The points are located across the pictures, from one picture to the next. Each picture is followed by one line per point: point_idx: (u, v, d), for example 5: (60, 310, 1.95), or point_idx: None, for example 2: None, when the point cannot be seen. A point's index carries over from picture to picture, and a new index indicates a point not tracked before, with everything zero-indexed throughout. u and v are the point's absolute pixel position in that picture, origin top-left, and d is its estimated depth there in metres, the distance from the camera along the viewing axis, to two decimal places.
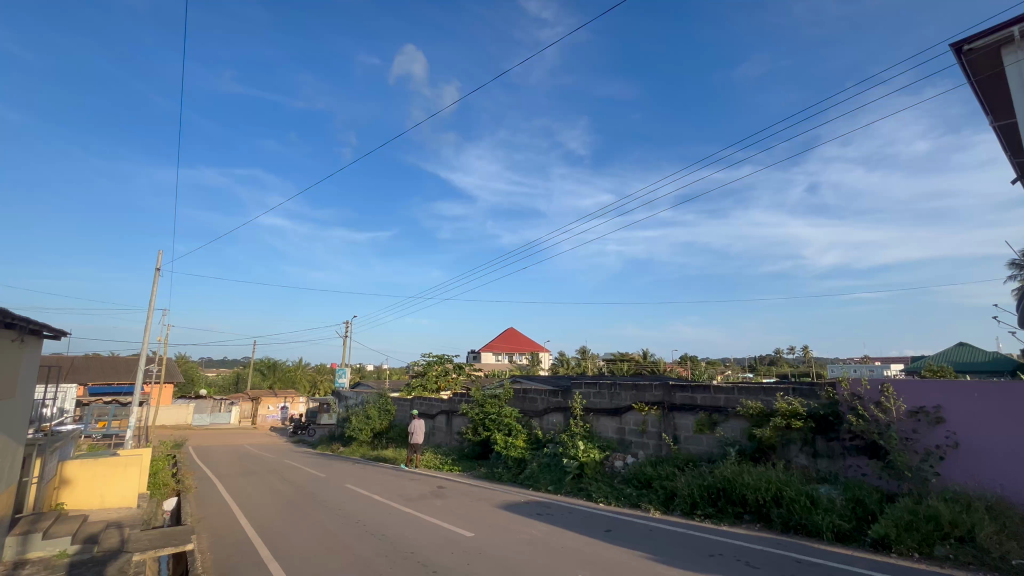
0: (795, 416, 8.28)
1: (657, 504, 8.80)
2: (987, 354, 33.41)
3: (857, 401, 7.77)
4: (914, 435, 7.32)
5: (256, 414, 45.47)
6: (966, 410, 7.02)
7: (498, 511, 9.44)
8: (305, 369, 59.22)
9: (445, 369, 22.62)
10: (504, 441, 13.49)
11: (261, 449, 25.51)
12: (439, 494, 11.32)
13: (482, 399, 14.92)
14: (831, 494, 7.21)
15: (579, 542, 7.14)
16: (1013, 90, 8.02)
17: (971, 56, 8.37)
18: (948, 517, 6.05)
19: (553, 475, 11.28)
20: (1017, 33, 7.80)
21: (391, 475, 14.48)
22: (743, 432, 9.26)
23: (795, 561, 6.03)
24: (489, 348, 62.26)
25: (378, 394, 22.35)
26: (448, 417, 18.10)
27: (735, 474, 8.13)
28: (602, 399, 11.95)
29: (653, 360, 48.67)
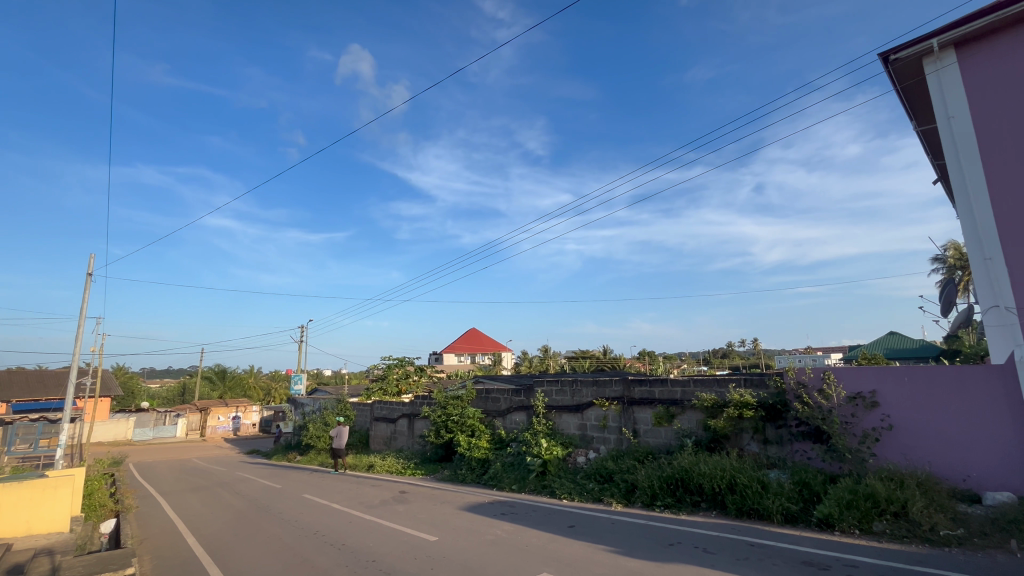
0: (746, 406, 8.64)
1: (619, 497, 8.99)
2: (916, 342, 36.19)
3: (802, 388, 8.19)
4: (853, 419, 7.82)
5: (205, 426, 43.18)
6: (898, 393, 7.56)
7: (461, 513, 9.35)
8: (257, 377, 56.84)
9: (406, 372, 22.30)
10: (466, 442, 13.38)
11: (210, 462, 24.24)
12: (401, 499, 11.11)
13: (444, 400, 14.75)
14: (780, 478, 7.57)
15: (542, 539, 7.17)
16: (934, 97, 8.65)
17: (897, 64, 9.02)
18: (884, 495, 6.47)
19: (516, 473, 11.29)
20: (936, 45, 8.45)
21: (351, 482, 14.09)
22: (699, 423, 9.59)
23: (749, 544, 6.28)
24: (450, 350, 61.64)
25: (336, 400, 21.82)
26: (410, 420, 17.82)
27: (691, 464, 8.42)
28: (563, 396, 12.09)
29: (614, 357, 49.62)
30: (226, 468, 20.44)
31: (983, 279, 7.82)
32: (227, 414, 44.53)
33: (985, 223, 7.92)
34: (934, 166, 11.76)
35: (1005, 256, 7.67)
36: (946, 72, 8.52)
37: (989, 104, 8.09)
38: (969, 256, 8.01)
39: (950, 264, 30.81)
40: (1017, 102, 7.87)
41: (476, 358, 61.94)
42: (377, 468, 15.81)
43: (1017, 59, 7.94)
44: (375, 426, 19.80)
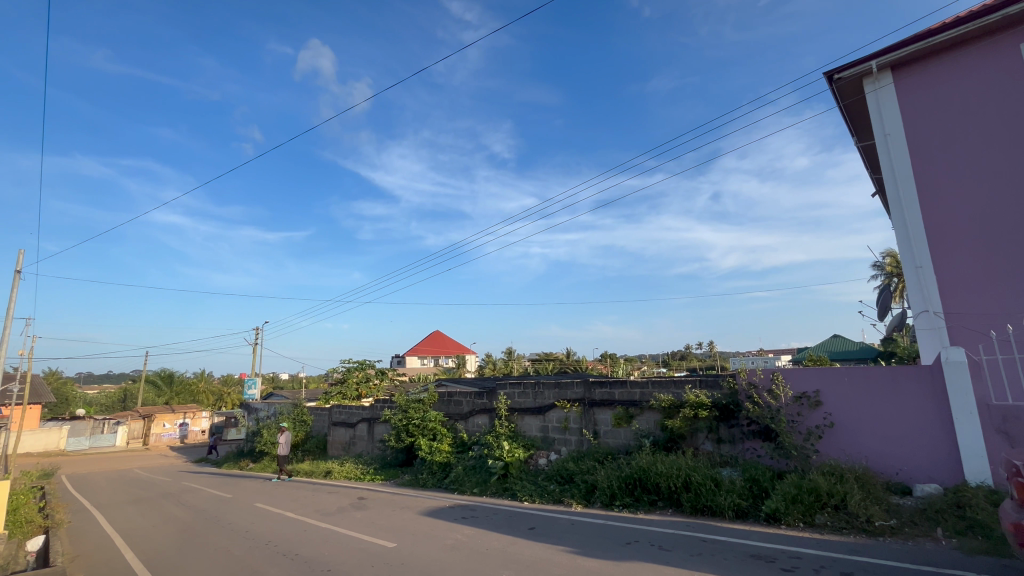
0: (701, 407, 8.97)
1: (578, 497, 9.12)
2: (857, 345, 38.46)
3: (753, 389, 8.57)
4: (799, 417, 8.26)
5: (149, 434, 40.74)
6: (840, 393, 8.04)
7: (421, 518, 9.25)
8: (208, 382, 54.20)
9: (367, 375, 21.83)
10: (428, 445, 13.22)
11: (153, 472, 22.93)
12: (359, 505, 10.86)
13: (405, 404, 14.47)
14: (732, 476, 7.90)
15: (503, 542, 7.19)
16: (873, 115, 9.29)
17: (840, 83, 9.65)
18: (826, 489, 6.87)
19: (478, 477, 11.23)
20: (874, 67, 9.09)
21: (307, 489, 13.63)
22: (657, 424, 9.87)
23: (702, 540, 6.52)
24: (413, 353, 60.74)
25: (293, 405, 21.13)
26: (370, 424, 17.47)
27: (649, 464, 8.65)
28: (526, 398, 12.18)
29: (576, 359, 50.27)
30: (171, 478, 19.38)
31: (915, 285, 8.44)
32: (173, 421, 42.12)
33: (916, 234, 8.56)
34: (874, 178, 12.59)
35: (934, 265, 8.32)
36: (883, 92, 9.17)
37: (920, 123, 8.76)
38: (903, 263, 8.62)
39: (889, 272, 32.94)
40: (945, 124, 8.56)
41: (439, 361, 61.34)
42: (334, 475, 15.38)
43: (945, 83, 8.65)
44: (333, 431, 19.30)
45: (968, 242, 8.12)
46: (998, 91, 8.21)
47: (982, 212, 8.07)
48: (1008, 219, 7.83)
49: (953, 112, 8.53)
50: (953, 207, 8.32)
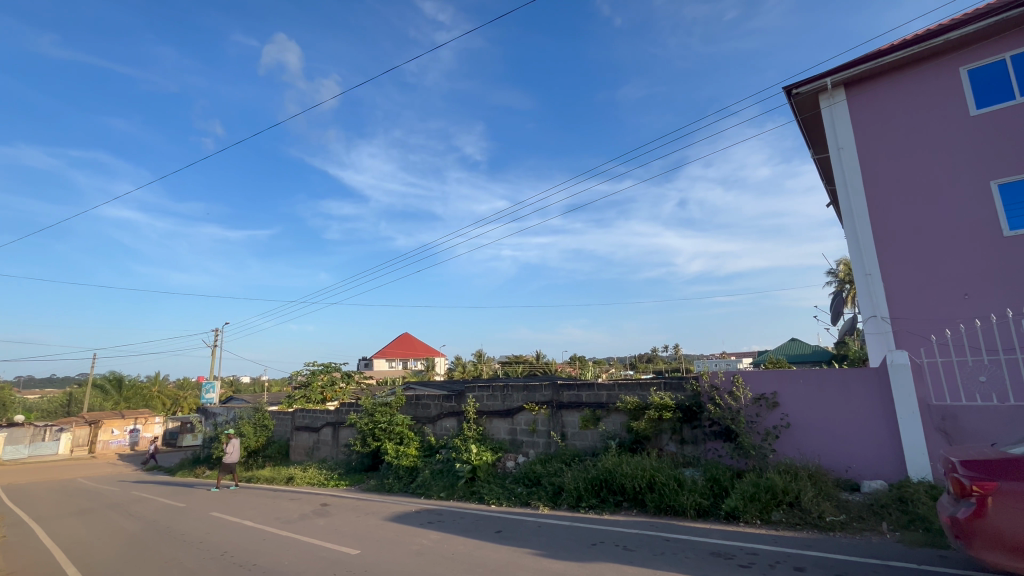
0: (665, 408, 9.19)
1: (545, 500, 9.15)
2: (813, 348, 40.16)
3: (715, 391, 8.84)
4: (757, 418, 8.58)
5: (96, 441, 38.50)
6: (795, 394, 8.39)
7: (386, 523, 9.10)
8: (161, 386, 51.70)
9: (332, 378, 21.32)
10: (395, 450, 13.00)
11: (100, 481, 21.68)
12: (322, 512, 10.58)
13: (371, 408, 14.12)
14: (694, 476, 8.12)
15: (469, 546, 7.16)
16: (828, 129, 10.35)
17: (799, 98, 10.65)
18: (781, 487, 7.15)
19: (445, 481, 11.11)
20: (829, 84, 10.12)
21: (267, 497, 13.18)
22: (623, 425, 10.05)
23: (664, 539, 6.66)
24: (381, 356, 59.74)
25: (253, 409, 20.39)
26: (334, 428, 17.07)
27: (615, 465, 8.79)
28: (494, 401, 12.19)
29: (545, 362, 50.54)
30: (120, 488, 18.37)
31: (865, 291, 9.51)
32: (123, 427, 39.94)
33: (865, 243, 9.62)
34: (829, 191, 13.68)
35: (880, 274, 9.41)
36: (837, 108, 10.24)
37: (870, 139, 9.85)
38: (855, 271, 9.67)
39: (842, 279, 34.60)
40: (892, 141, 9.65)
41: (408, 364, 60.52)
42: (296, 481, 14.91)
43: (891, 102, 9.74)
44: (296, 436, 18.76)
45: (910, 249, 9.23)
46: (934, 122, 9.32)
47: (921, 222, 9.19)
48: (943, 230, 8.99)
49: (896, 138, 9.62)
50: (896, 217, 9.43)
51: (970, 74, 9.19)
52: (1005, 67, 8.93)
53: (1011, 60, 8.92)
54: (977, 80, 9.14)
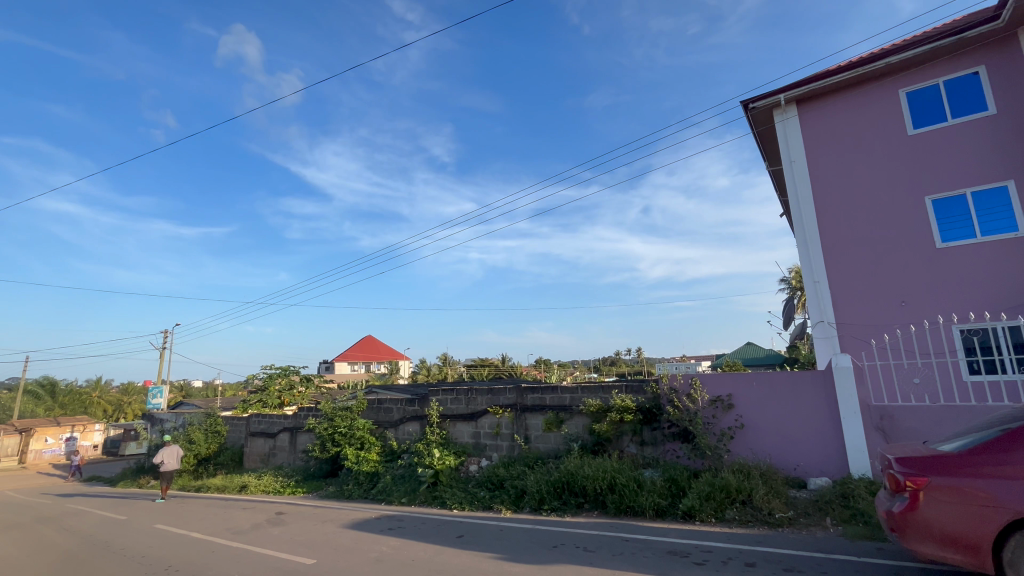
0: (626, 411, 9.35)
1: (507, 503, 9.11)
2: (766, 352, 41.83)
3: (674, 393, 9.07)
4: (714, 419, 8.87)
5: (26, 450, 35.72)
6: (749, 396, 8.72)
7: (344, 531, 8.84)
8: (103, 391, 48.56)
9: (290, 382, 20.58)
10: (355, 455, 12.66)
11: (31, 494, 20.11)
12: (277, 521, 10.18)
13: (331, 412, 13.63)
14: (653, 477, 8.29)
15: (429, 552, 7.03)
16: (781, 143, 10.86)
17: (754, 112, 11.13)
18: (735, 485, 7.41)
19: (406, 486, 10.88)
20: (782, 100, 10.63)
21: (218, 506, 12.56)
22: (585, 428, 10.15)
23: (623, 540, 6.77)
24: (343, 359, 58.27)
25: (204, 414, 19.42)
26: (292, 434, 16.49)
27: (577, 467, 8.87)
28: (458, 405, 12.09)
29: (511, 365, 50.58)
30: (53, 500, 17.10)
31: (814, 298, 10.02)
32: (58, 435, 37.26)
33: (814, 252, 10.14)
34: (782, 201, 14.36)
35: (827, 282, 9.94)
36: (789, 123, 10.76)
37: (818, 154, 10.41)
38: (804, 278, 10.18)
39: (793, 285, 36.25)
40: (839, 157, 10.22)
41: (370, 367, 59.27)
42: (250, 489, 14.28)
43: (838, 120, 10.32)
44: (250, 442, 18.02)
45: (854, 259, 9.79)
46: (876, 140, 9.93)
47: (864, 233, 9.77)
48: (883, 241, 9.58)
49: (843, 154, 10.19)
50: (842, 228, 9.98)
51: (909, 96, 9.83)
52: (938, 91, 9.61)
53: (944, 85, 9.59)
54: (915, 102, 9.78)
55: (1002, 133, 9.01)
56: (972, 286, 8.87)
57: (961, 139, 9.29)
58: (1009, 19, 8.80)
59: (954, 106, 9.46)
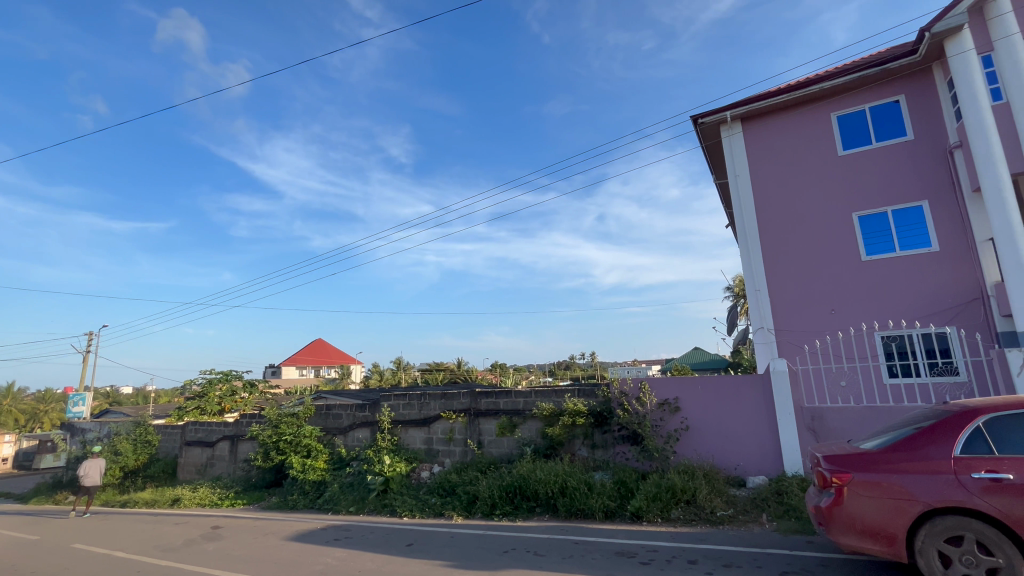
0: (578, 414, 9.47)
1: (459, 509, 8.98)
2: (712, 356, 43.75)
3: (624, 397, 9.29)
4: (661, 422, 9.18)
5: None
6: (694, 399, 9.07)
7: (286, 544, 8.42)
8: (15, 398, 44.14)
9: (232, 388, 19.48)
10: (300, 464, 12.11)
11: None
12: (212, 536, 9.56)
13: (276, 418, 12.97)
14: (603, 479, 8.45)
15: (377, 562, 6.80)
16: (727, 158, 11.42)
17: (703, 127, 11.64)
18: (680, 486, 7.66)
19: (355, 494, 10.52)
20: (728, 117, 11.17)
21: (146, 522, 11.64)
22: (538, 432, 10.20)
23: (573, 543, 6.82)
24: (290, 364, 55.86)
25: (134, 423, 18.03)
26: (232, 442, 15.61)
27: (529, 472, 8.88)
28: (410, 410, 11.83)
29: (467, 369, 50.22)
30: None
31: (755, 305, 10.57)
32: None
33: (756, 262, 10.70)
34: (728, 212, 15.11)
35: (767, 291, 10.52)
36: (734, 139, 11.33)
37: (760, 170, 11.02)
38: (747, 286, 10.73)
39: (737, 293, 38.16)
40: (778, 174, 10.85)
41: (320, 372, 57.14)
42: (183, 503, 13.31)
43: (778, 139, 10.97)
44: (185, 452, 16.89)
45: (791, 270, 10.43)
46: (811, 159, 10.63)
47: (800, 246, 10.43)
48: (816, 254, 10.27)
49: (781, 170, 10.84)
50: (781, 240, 10.60)
51: (840, 120, 10.57)
52: (865, 116, 10.37)
53: (870, 111, 10.36)
54: (845, 125, 10.52)
55: (919, 158, 9.83)
56: (892, 297, 9.63)
57: (884, 161, 10.08)
58: (926, 54, 9.61)
59: (879, 130, 10.23)
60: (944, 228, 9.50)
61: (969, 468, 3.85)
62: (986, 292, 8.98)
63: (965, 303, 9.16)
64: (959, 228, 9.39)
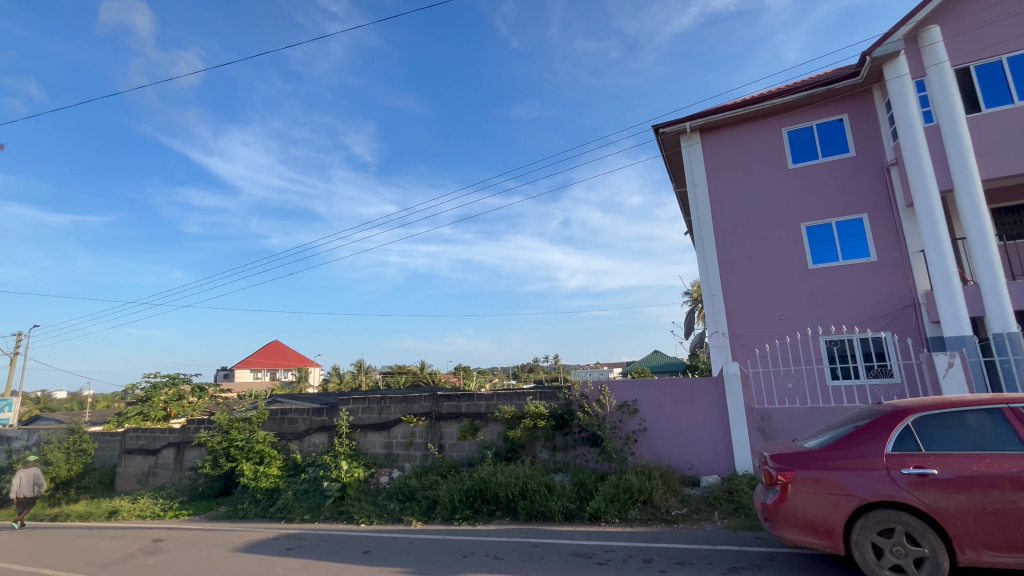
0: (539, 417, 9.53)
1: (418, 514, 8.85)
2: (670, 359, 45.04)
3: (584, 399, 9.45)
4: (620, 423, 9.38)
5: None
6: (652, 402, 9.33)
7: (234, 555, 8.05)
8: None
9: (179, 392, 18.49)
10: (252, 470, 11.61)
11: None
12: (153, 550, 9.02)
13: (227, 423, 12.42)
14: (563, 481, 8.55)
15: (332, 571, 6.60)
16: (686, 167, 11.83)
17: (664, 137, 12.02)
18: (637, 486, 7.84)
19: (310, 501, 10.19)
20: (688, 128, 11.57)
21: (78, 536, 10.86)
22: (499, 435, 10.22)
23: (532, 545, 6.85)
24: (242, 367, 53.57)
25: (67, 430, 16.81)
26: (178, 449, 14.82)
27: (489, 475, 8.85)
28: (370, 414, 11.60)
29: (429, 372, 49.64)
30: None
31: (711, 310, 10.99)
32: None
33: (711, 268, 11.13)
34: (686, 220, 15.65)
35: (722, 296, 10.96)
36: (693, 149, 11.76)
37: (717, 180, 11.47)
38: (704, 291, 11.14)
39: (694, 299, 39.50)
40: (733, 184, 11.34)
41: (274, 375, 55.09)
42: (121, 515, 12.50)
43: (733, 151, 11.46)
44: (125, 461, 15.89)
45: (744, 276, 10.90)
46: (763, 171, 11.17)
47: (752, 254, 10.92)
48: (767, 262, 10.79)
49: (736, 181, 11.33)
50: (735, 247, 11.08)
51: (789, 135, 11.15)
52: (812, 132, 10.99)
53: (817, 128, 10.98)
54: (795, 141, 11.10)
55: (859, 174, 10.50)
56: (835, 303, 10.23)
57: (829, 175, 10.71)
58: (867, 77, 10.25)
59: (825, 146, 10.85)
60: (881, 239, 10.16)
61: (899, 464, 4.12)
62: (916, 300, 9.68)
63: (899, 310, 9.83)
64: (894, 240, 10.07)
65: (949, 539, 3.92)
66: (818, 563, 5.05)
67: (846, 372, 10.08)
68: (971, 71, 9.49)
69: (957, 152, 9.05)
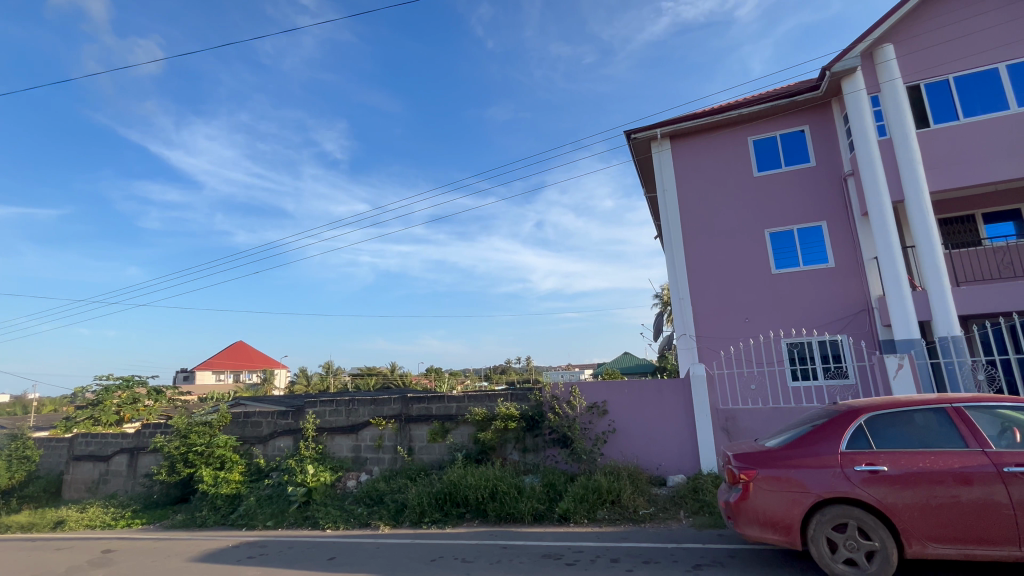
0: (511, 418, 9.46)
1: (386, 518, 8.69)
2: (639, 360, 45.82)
3: (555, 401, 9.50)
4: (590, 424, 9.46)
5: None
6: (621, 403, 9.46)
7: (191, 565, 7.70)
8: None
9: (134, 395, 17.63)
10: (212, 476, 11.15)
11: None
12: (101, 562, 8.54)
13: (186, 427, 11.91)
14: (533, 483, 8.56)
15: None
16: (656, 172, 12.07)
17: (635, 142, 12.23)
18: (606, 486, 7.91)
19: (273, 507, 9.86)
20: (658, 134, 11.81)
21: (19, 549, 10.20)
22: (470, 437, 10.15)
23: (501, 548, 6.81)
24: (203, 368, 51.57)
25: (8, 436, 15.77)
26: (131, 455, 14.11)
27: (459, 477, 8.75)
28: (337, 417, 11.33)
29: (399, 373, 48.94)
30: None
31: (679, 313, 11.23)
32: None
33: (679, 272, 11.37)
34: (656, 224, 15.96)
35: (690, 299, 11.22)
36: (663, 155, 12.00)
37: (685, 186, 11.74)
38: (672, 294, 11.38)
39: (664, 302, 40.32)
40: (701, 190, 11.62)
41: (238, 377, 53.26)
42: (67, 525, 11.80)
43: (701, 158, 11.75)
44: (73, 467, 15.03)
45: (711, 280, 11.19)
46: (730, 178, 11.49)
47: (719, 258, 11.22)
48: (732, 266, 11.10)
49: (704, 187, 11.62)
50: (702, 252, 11.35)
51: (754, 144, 11.51)
52: (776, 142, 11.37)
53: (780, 137, 11.37)
54: (759, 149, 11.47)
55: (819, 183, 10.92)
56: (796, 307, 10.61)
57: (791, 184, 11.10)
58: (826, 90, 10.67)
59: (787, 156, 11.25)
60: (839, 246, 10.59)
61: (852, 461, 4.29)
62: (870, 304, 10.12)
63: (854, 314, 10.26)
64: (851, 246, 10.51)
65: (898, 533, 4.10)
66: (778, 559, 5.19)
67: (805, 374, 10.45)
68: (921, 88, 10.05)
69: (907, 164, 9.51)
